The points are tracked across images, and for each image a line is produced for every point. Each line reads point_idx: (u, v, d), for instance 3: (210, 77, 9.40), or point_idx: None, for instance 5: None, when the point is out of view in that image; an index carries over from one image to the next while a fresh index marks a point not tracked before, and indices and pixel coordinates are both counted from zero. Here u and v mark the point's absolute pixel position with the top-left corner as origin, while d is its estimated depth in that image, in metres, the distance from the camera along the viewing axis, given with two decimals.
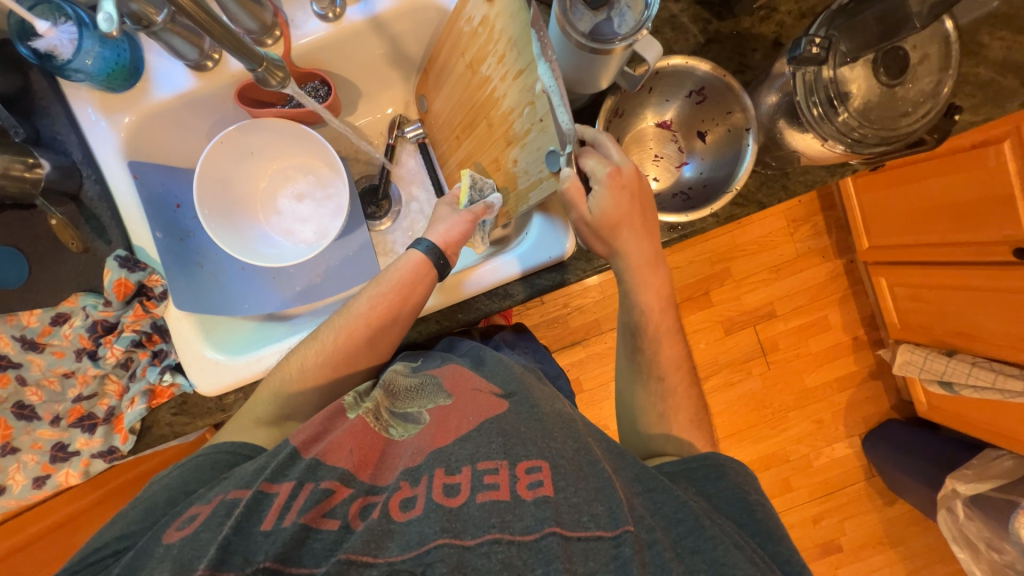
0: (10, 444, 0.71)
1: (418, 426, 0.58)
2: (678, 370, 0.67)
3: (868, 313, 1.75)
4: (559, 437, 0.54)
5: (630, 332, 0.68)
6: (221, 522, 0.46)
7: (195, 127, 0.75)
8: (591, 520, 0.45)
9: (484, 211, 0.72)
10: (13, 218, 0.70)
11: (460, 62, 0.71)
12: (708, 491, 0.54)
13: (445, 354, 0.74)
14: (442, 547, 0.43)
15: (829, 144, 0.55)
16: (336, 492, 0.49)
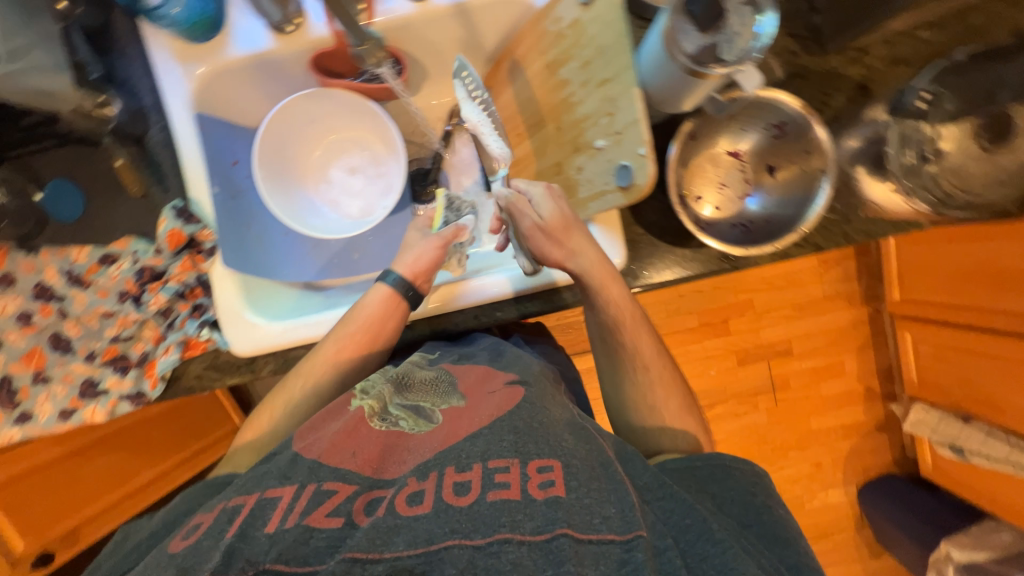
0: (42, 373, 0.73)
1: (430, 424, 0.56)
2: (667, 378, 0.68)
3: (885, 365, 1.73)
4: (570, 438, 0.53)
5: (608, 341, 0.69)
6: (223, 530, 0.45)
7: (263, 88, 0.75)
8: (602, 522, 0.44)
9: (456, 233, 0.77)
10: (77, 153, 0.71)
11: (537, 61, 0.70)
12: (712, 490, 0.55)
13: (465, 351, 0.73)
14: (453, 549, 0.41)
15: (912, 197, 0.63)
16: (338, 491, 0.47)
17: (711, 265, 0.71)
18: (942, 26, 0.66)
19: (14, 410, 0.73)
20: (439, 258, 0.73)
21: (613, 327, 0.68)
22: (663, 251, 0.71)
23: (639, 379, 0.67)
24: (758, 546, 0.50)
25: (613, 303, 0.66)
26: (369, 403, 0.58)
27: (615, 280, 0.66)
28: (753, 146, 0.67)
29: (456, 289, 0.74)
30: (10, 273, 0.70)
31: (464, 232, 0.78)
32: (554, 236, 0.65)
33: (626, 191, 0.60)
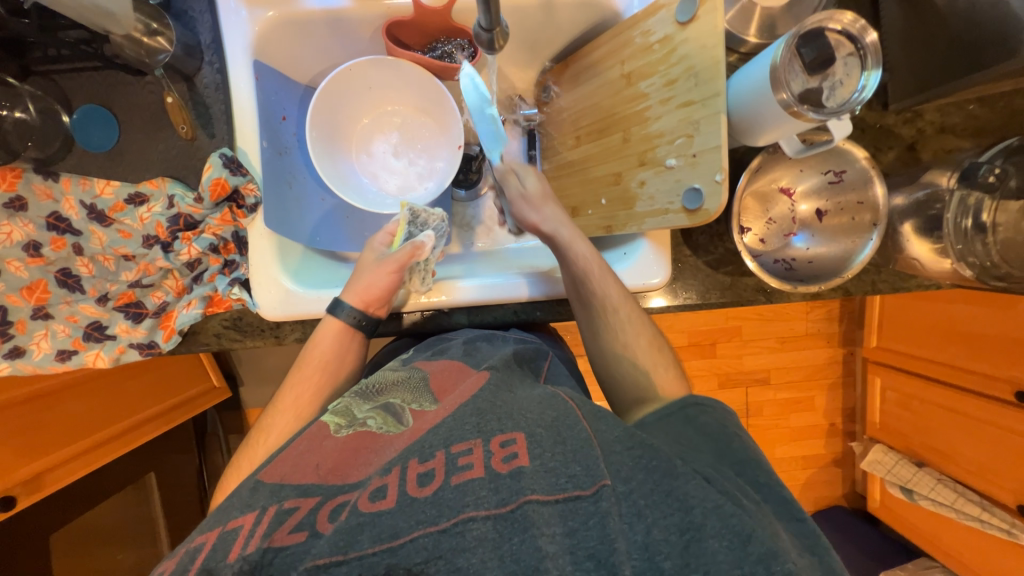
0: (44, 309, 0.67)
1: (398, 426, 0.54)
2: (644, 335, 0.66)
3: (850, 405, 1.82)
4: (535, 408, 0.53)
5: (582, 296, 0.68)
6: (187, 569, 0.42)
7: (326, 45, 0.72)
8: (568, 481, 0.45)
9: (412, 253, 0.69)
10: (112, 78, 0.65)
11: (615, 69, 0.70)
12: (689, 432, 0.54)
13: (438, 345, 0.73)
14: (419, 539, 0.41)
15: (962, 264, 0.64)
16: (301, 507, 0.45)
17: (748, 295, 0.74)
18: (991, 103, 0.70)
19: (3, 344, 0.67)
20: (394, 282, 0.68)
21: (583, 281, 0.68)
22: (705, 276, 0.74)
23: (617, 332, 0.66)
24: (728, 475, 0.49)
25: (582, 257, 0.69)
26: (335, 418, 0.57)
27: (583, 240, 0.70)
28: (806, 187, 0.71)
29: (433, 299, 0.74)
30: (23, 198, 0.64)
31: (423, 250, 0.70)
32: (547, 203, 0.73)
33: (693, 214, 0.61)
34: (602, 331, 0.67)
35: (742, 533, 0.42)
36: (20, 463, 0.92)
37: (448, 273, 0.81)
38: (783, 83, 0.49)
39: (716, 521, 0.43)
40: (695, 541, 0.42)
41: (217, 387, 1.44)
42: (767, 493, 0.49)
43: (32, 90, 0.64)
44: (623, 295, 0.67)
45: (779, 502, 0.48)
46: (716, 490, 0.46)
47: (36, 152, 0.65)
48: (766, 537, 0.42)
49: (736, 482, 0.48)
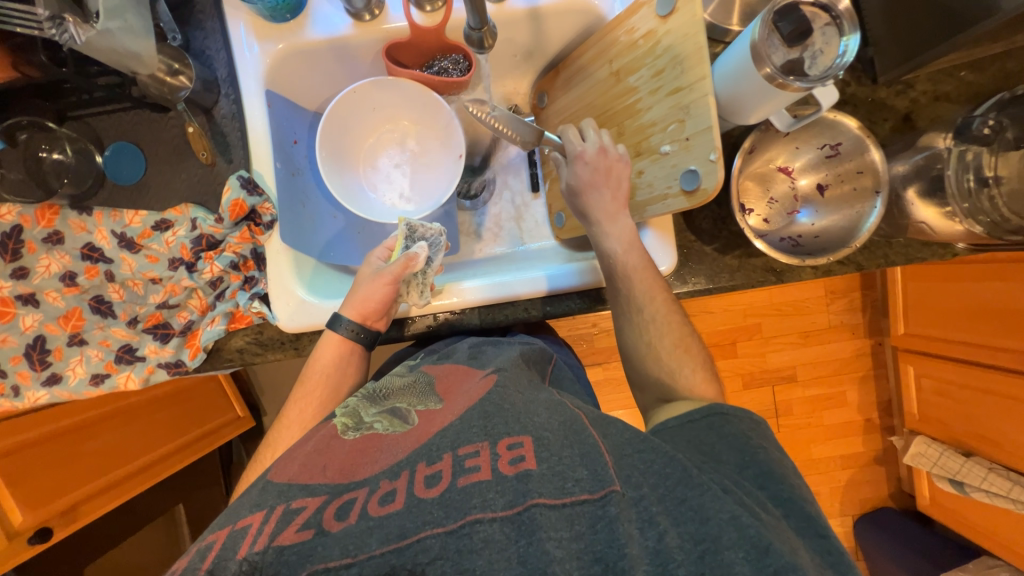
0: (79, 335, 0.71)
1: (404, 425, 0.55)
2: (671, 336, 0.66)
3: (885, 399, 1.74)
4: (542, 410, 0.54)
5: (613, 290, 0.70)
6: (197, 567, 0.42)
7: (330, 71, 0.77)
8: (575, 485, 0.45)
9: (406, 264, 0.69)
10: (140, 116, 0.71)
11: (604, 67, 0.73)
12: (713, 439, 0.53)
13: (444, 351, 0.75)
14: (425, 539, 0.42)
15: (968, 222, 0.65)
16: (309, 505, 0.46)
17: (756, 276, 0.74)
18: (981, 67, 0.70)
19: (42, 372, 0.71)
20: (390, 294, 0.69)
21: (613, 277, 0.70)
22: (712, 261, 0.75)
23: (643, 331, 0.67)
24: (747, 489, 0.48)
25: (614, 254, 0.69)
26: (343, 420, 0.58)
27: (626, 233, 0.68)
28: (805, 163, 0.71)
29: (434, 303, 0.75)
30: (60, 232, 0.70)
31: (417, 261, 0.69)
32: (594, 187, 0.68)
33: (690, 195, 0.62)
34: (628, 328, 0.69)
35: (759, 544, 0.41)
36: (55, 495, 0.95)
37: (454, 279, 0.82)
38: (764, 56, 0.50)
39: (733, 533, 0.42)
40: (710, 552, 0.41)
41: (240, 417, 1.42)
42: (789, 506, 0.47)
43: (68, 133, 0.70)
44: (659, 297, 0.67)
45: (804, 520, 0.46)
46: (733, 500, 0.45)
47: (74, 189, 0.70)
48: (786, 554, 0.41)
49: (756, 496, 0.47)
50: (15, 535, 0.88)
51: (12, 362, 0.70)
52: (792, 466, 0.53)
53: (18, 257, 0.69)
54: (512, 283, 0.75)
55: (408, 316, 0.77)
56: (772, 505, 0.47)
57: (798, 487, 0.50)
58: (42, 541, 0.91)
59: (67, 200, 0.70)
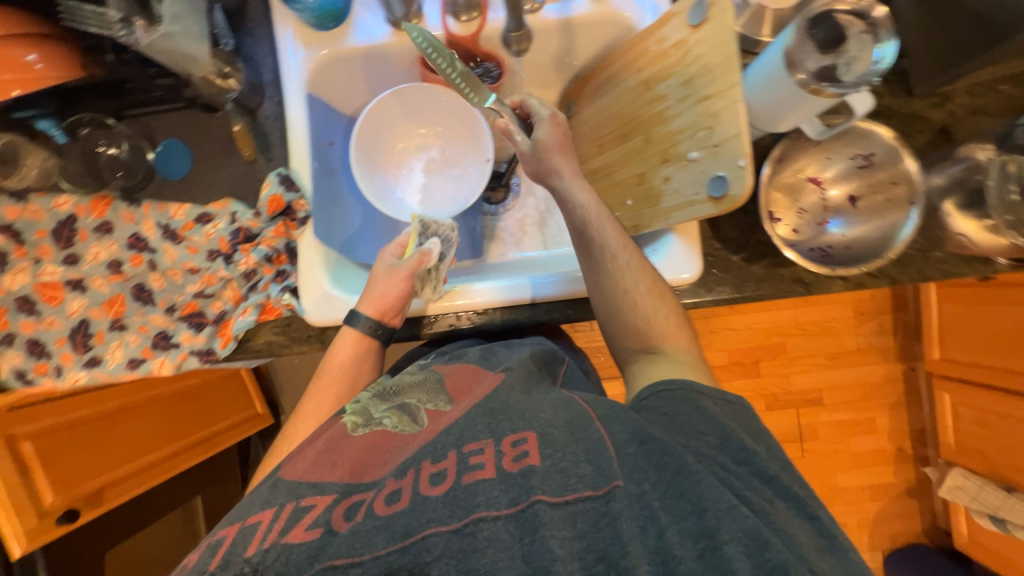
0: (120, 320, 0.74)
1: (414, 426, 0.54)
2: (645, 282, 0.65)
3: (918, 427, 1.66)
4: (548, 408, 0.51)
5: (581, 243, 0.67)
6: (207, 563, 0.41)
7: (368, 77, 0.81)
8: (578, 482, 0.43)
9: (421, 260, 0.71)
10: (191, 116, 0.76)
11: (632, 77, 0.74)
12: (689, 412, 0.51)
13: (455, 353, 0.73)
14: (430, 538, 0.40)
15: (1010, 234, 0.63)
16: (318, 504, 0.44)
17: (783, 287, 0.73)
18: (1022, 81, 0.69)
19: (83, 355, 0.74)
20: (408, 291, 0.70)
21: (581, 229, 0.67)
22: (738, 270, 0.74)
23: (617, 279, 0.65)
24: (735, 470, 0.46)
25: (582, 206, 0.68)
26: (353, 418, 0.56)
27: (587, 190, 0.69)
28: (836, 173, 0.70)
29: (452, 303, 0.75)
30: (110, 222, 0.74)
31: (430, 258, 0.72)
32: (554, 149, 0.70)
33: (717, 201, 0.62)
34: (602, 281, 0.66)
35: (760, 539, 0.39)
36: (80, 479, 0.97)
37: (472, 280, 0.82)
38: (796, 63, 0.51)
39: (732, 525, 0.40)
40: (710, 550, 0.39)
41: (259, 413, 1.44)
42: (777, 485, 0.46)
43: (126, 130, 0.76)
44: (628, 247, 0.66)
45: (793, 501, 0.45)
46: (730, 491, 0.43)
47: (124, 182, 0.75)
48: (785, 549, 0.39)
49: (745, 478, 0.46)
50: (44, 514, 0.89)
51: (57, 345, 0.74)
52: (777, 448, 0.51)
53: (71, 244, 0.74)
54: (531, 286, 0.76)
55: (426, 315, 0.77)
56: (759, 484, 0.46)
57: (789, 474, 0.48)
58: (70, 521, 0.93)
59: (118, 192, 0.75)
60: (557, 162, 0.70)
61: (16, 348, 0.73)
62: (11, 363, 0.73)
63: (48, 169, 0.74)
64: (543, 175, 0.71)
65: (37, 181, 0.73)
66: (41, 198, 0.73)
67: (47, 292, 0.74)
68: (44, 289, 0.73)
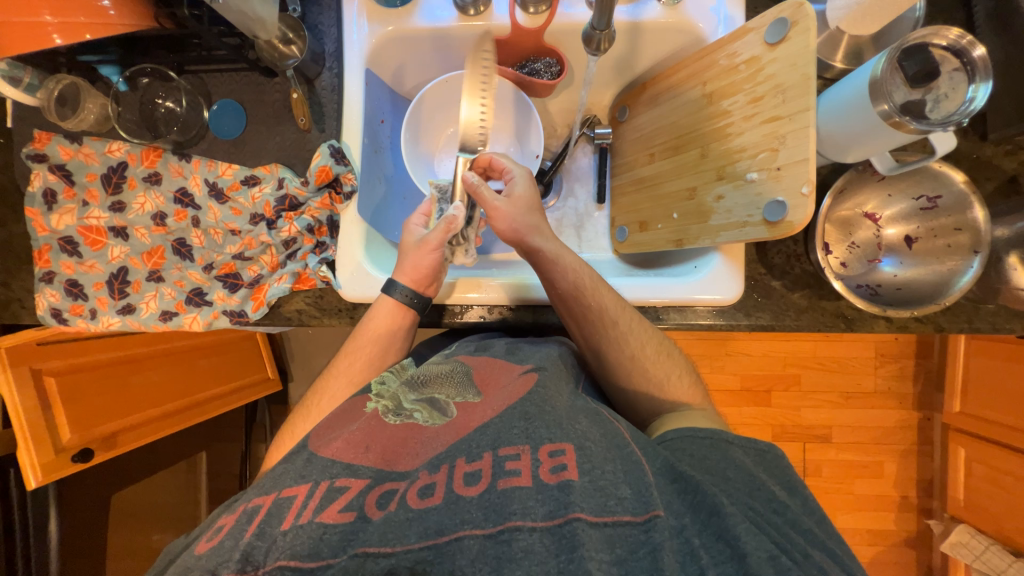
0: (158, 272, 0.75)
1: (443, 418, 0.53)
2: (651, 344, 0.66)
3: (926, 478, 1.60)
4: (582, 418, 0.51)
5: (575, 312, 0.66)
6: (244, 529, 0.43)
7: (427, 59, 0.80)
8: (618, 504, 0.42)
9: (447, 229, 0.66)
10: (249, 78, 0.76)
11: (696, 89, 0.73)
12: (717, 458, 0.51)
13: (481, 344, 0.71)
14: (465, 540, 0.39)
15: None
16: (352, 487, 0.45)
17: (824, 321, 0.71)
18: None
19: (119, 301, 0.75)
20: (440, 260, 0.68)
21: (576, 296, 0.66)
22: (779, 298, 0.72)
23: (622, 345, 0.65)
24: (770, 517, 0.45)
25: (572, 269, 0.66)
26: (383, 403, 0.57)
27: (570, 253, 0.67)
28: (894, 213, 0.69)
29: (485, 295, 0.75)
30: (159, 173, 0.75)
31: (457, 224, 0.66)
32: (524, 208, 0.68)
33: (772, 226, 0.61)
34: (604, 347, 0.66)
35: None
36: (101, 420, 0.99)
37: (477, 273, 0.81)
38: (884, 93, 0.51)
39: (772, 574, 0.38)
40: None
41: (270, 378, 1.43)
42: (812, 537, 0.45)
43: (185, 85, 0.76)
44: (623, 306, 0.67)
45: (831, 556, 0.44)
46: (769, 539, 0.42)
47: (178, 136, 0.76)
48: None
49: (782, 527, 0.45)
50: (61, 450, 0.91)
51: (94, 288, 0.75)
52: (809, 501, 0.51)
53: (119, 191, 0.75)
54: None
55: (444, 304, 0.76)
56: (795, 535, 0.45)
57: (823, 530, 0.48)
58: (83, 460, 0.93)
59: (170, 145, 0.76)
60: (531, 224, 0.68)
61: (55, 287, 0.75)
62: (49, 301, 0.75)
63: (106, 115, 0.76)
64: (521, 237, 0.67)
65: (94, 127, 0.76)
66: (95, 142, 0.75)
67: (90, 235, 0.76)
68: (87, 233, 0.75)
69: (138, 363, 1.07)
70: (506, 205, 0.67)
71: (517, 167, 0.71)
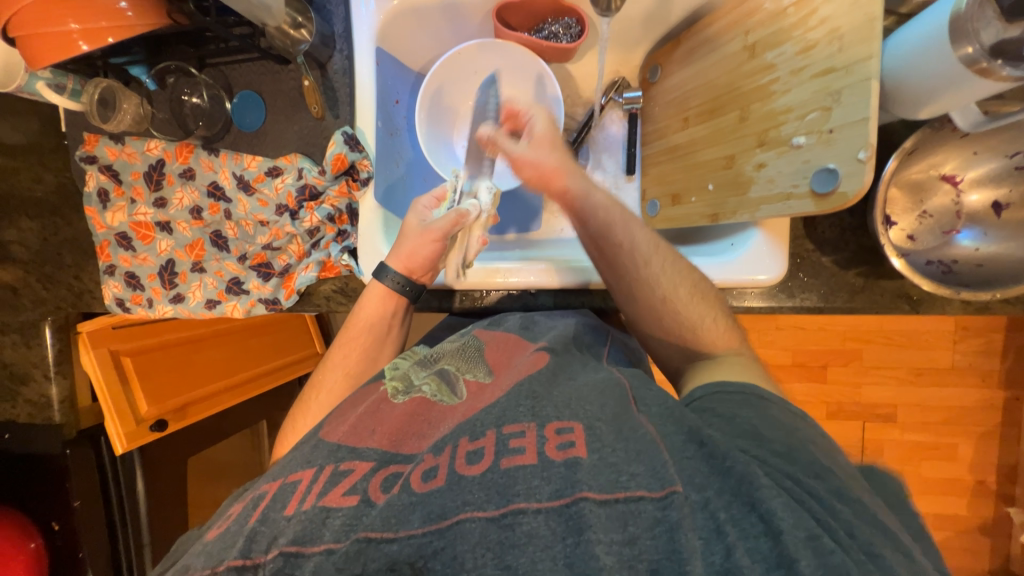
0: (200, 264, 0.80)
1: (453, 398, 0.53)
2: (685, 284, 0.60)
3: (1010, 463, 1.42)
4: (594, 399, 0.48)
5: (606, 252, 0.62)
6: (249, 515, 0.44)
7: (439, 31, 0.78)
8: (630, 480, 0.39)
9: (457, 219, 0.67)
10: (265, 67, 0.77)
11: (736, 40, 0.64)
12: (749, 413, 0.47)
13: (495, 319, 0.70)
14: (466, 523, 0.38)
15: None
16: (356, 470, 0.45)
17: (884, 303, 0.64)
18: None
19: (170, 291, 0.80)
20: (439, 250, 0.67)
21: (605, 235, 0.62)
22: (829, 277, 0.65)
23: (653, 286, 0.60)
24: (824, 497, 0.40)
25: (602, 206, 0.63)
26: (394, 383, 0.57)
27: (599, 190, 0.64)
28: (976, 176, 0.62)
29: (505, 280, 0.72)
30: (193, 169, 0.79)
31: (468, 218, 0.68)
32: (552, 148, 0.67)
33: (820, 199, 0.53)
34: (635, 288, 0.61)
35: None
36: (171, 394, 1.06)
37: (497, 257, 0.79)
38: (968, 34, 0.44)
39: (809, 558, 0.35)
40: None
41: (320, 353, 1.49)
42: (874, 523, 0.40)
43: (206, 79, 0.79)
44: (657, 246, 0.62)
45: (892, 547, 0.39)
46: (809, 516, 0.37)
47: (206, 131, 0.79)
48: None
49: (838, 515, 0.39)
50: (141, 421, 0.99)
51: (149, 279, 0.81)
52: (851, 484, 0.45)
53: (160, 188, 0.80)
54: (584, 267, 0.73)
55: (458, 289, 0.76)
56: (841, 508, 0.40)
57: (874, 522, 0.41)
58: (160, 430, 1.03)
59: (200, 140, 0.79)
60: (561, 163, 0.66)
61: (117, 279, 0.82)
62: (114, 292, 0.82)
63: (141, 115, 0.80)
64: (547, 179, 0.66)
65: (132, 127, 0.80)
66: (135, 142, 0.80)
67: (140, 230, 0.81)
68: (138, 228, 0.81)
69: (196, 343, 1.15)
70: (532, 148, 0.67)
71: (538, 109, 0.70)
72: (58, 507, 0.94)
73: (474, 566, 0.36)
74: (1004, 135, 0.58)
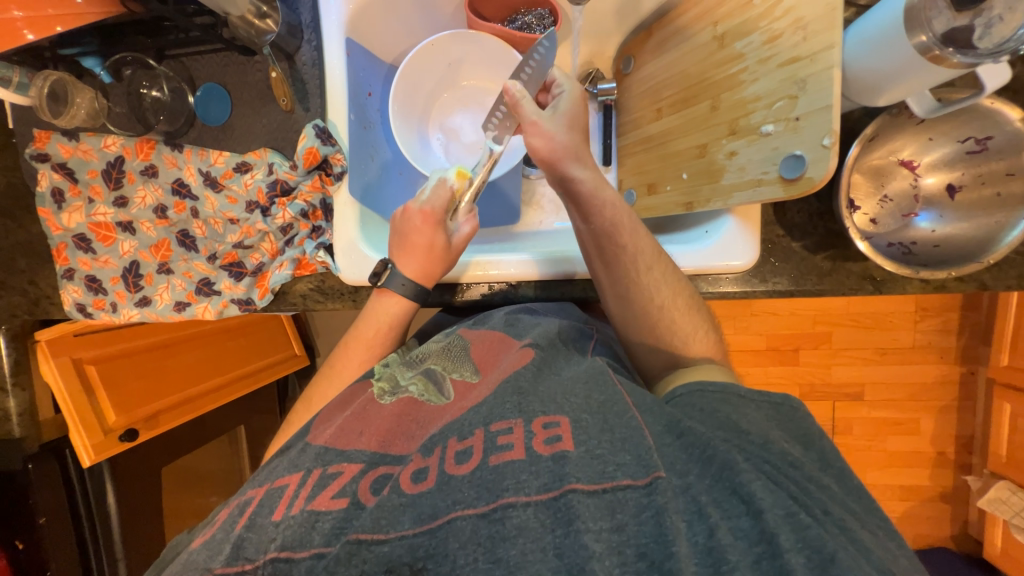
0: (167, 265, 0.77)
1: (441, 397, 0.52)
2: (682, 295, 0.62)
3: (966, 434, 1.51)
4: (581, 391, 0.48)
5: (608, 252, 0.62)
6: (235, 522, 0.43)
7: (410, 20, 0.77)
8: (616, 470, 0.40)
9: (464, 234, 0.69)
10: (229, 59, 0.75)
11: (706, 30, 0.65)
12: (727, 410, 0.48)
13: (480, 317, 0.70)
14: (457, 521, 0.38)
15: None
16: (344, 472, 0.44)
17: (849, 285, 0.67)
18: None
19: (135, 294, 0.77)
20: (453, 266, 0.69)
21: (610, 234, 0.61)
22: (799, 261, 0.68)
23: (651, 293, 0.61)
24: (794, 474, 0.42)
25: (610, 203, 0.61)
26: (381, 384, 0.56)
27: (607, 186, 0.62)
28: (931, 160, 0.65)
29: (485, 272, 0.73)
30: (155, 165, 0.76)
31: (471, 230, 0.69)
32: (569, 130, 0.63)
33: (789, 184, 0.55)
34: (633, 291, 0.62)
35: (823, 552, 0.35)
36: (141, 402, 1.01)
37: (484, 250, 0.79)
38: (922, 22, 0.46)
39: (791, 532, 0.36)
40: (768, 557, 0.35)
41: (296, 354, 1.45)
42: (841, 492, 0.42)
43: (166, 72, 0.76)
44: (656, 251, 0.62)
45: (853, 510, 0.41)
46: (785, 494, 0.39)
47: (167, 126, 0.76)
48: (853, 562, 0.35)
49: (806, 486, 0.41)
50: (109, 431, 0.95)
51: (111, 283, 0.77)
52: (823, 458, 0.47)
53: (120, 186, 0.76)
54: (568, 260, 0.73)
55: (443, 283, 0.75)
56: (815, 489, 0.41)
57: (840, 488, 0.44)
58: (131, 440, 0.98)
59: (162, 135, 0.76)
60: (570, 150, 0.62)
61: (76, 283, 0.77)
62: (73, 297, 0.77)
63: (96, 109, 0.77)
64: (556, 161, 0.62)
65: (86, 122, 0.76)
66: (91, 138, 0.76)
67: (100, 231, 0.77)
68: (97, 229, 0.77)
69: (166, 348, 1.09)
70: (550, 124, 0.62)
71: (569, 84, 0.67)
72: (22, 526, 0.89)
73: (466, 564, 0.36)
74: (956, 120, 0.60)
